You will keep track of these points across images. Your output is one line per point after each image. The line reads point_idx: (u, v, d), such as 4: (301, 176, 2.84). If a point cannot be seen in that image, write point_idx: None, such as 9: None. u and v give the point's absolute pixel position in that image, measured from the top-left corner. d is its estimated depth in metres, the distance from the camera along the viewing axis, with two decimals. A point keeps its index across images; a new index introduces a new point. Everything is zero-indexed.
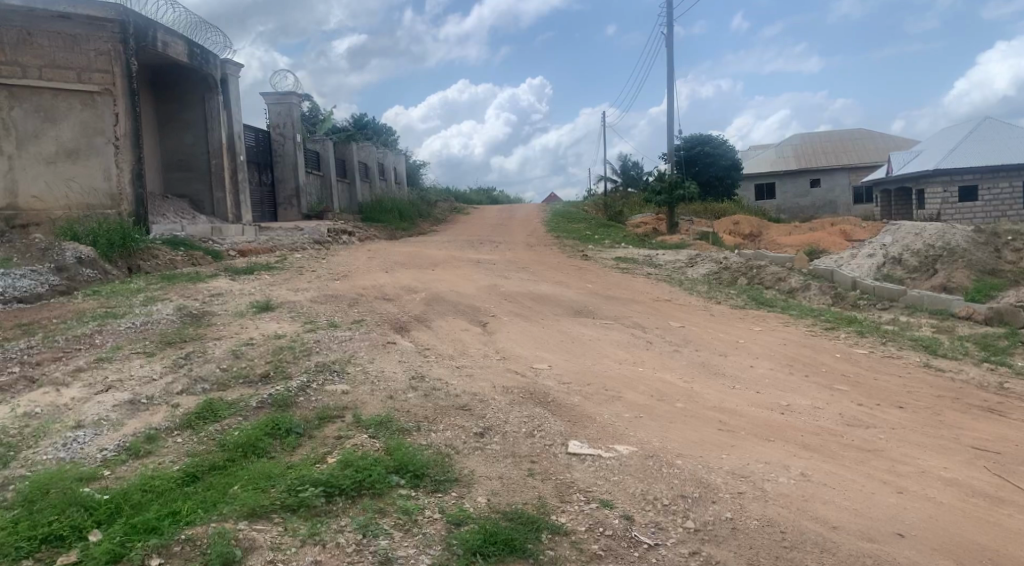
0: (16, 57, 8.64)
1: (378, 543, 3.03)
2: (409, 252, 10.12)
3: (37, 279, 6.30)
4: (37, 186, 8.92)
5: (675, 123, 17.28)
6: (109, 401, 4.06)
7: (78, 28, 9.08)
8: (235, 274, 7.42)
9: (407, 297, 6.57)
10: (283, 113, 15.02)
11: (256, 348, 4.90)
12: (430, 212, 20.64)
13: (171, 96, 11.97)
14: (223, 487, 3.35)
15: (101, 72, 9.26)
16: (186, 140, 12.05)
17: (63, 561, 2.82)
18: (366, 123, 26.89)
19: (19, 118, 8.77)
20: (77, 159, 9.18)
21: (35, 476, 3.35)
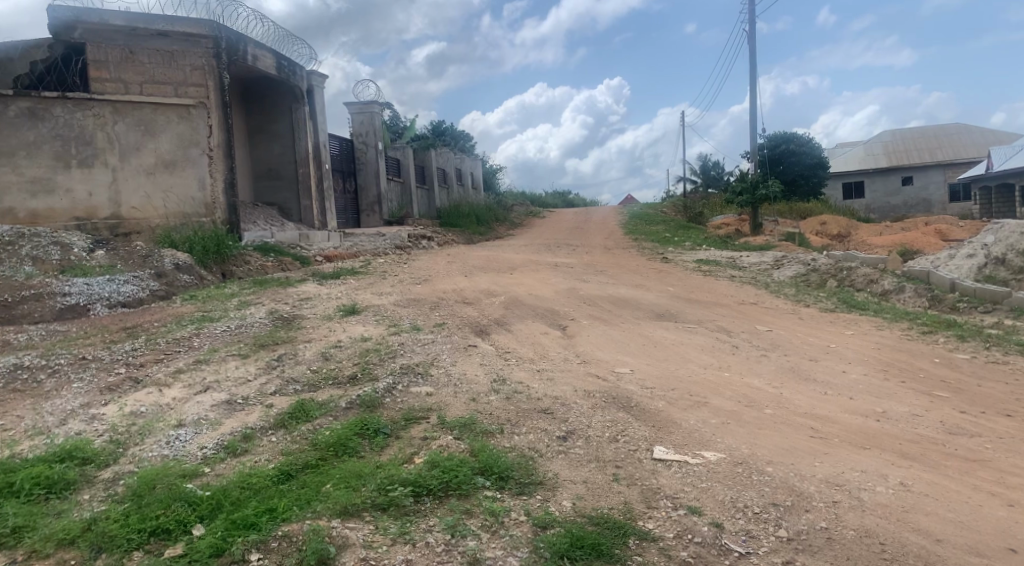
0: (119, 75, 9.12)
1: (466, 544, 3.12)
2: (487, 256, 10.19)
3: (139, 284, 6.54)
4: (137, 197, 9.33)
5: (758, 122, 16.92)
6: (207, 402, 4.22)
7: (175, 45, 9.56)
8: (323, 279, 7.64)
9: (487, 301, 6.62)
10: (366, 122, 15.42)
11: (343, 350, 5.01)
12: (505, 216, 20.74)
13: (259, 107, 12.44)
14: (317, 485, 3.51)
15: (196, 86, 9.69)
16: (275, 150, 12.50)
17: (170, 554, 3.05)
18: (445, 129, 27.32)
19: (121, 131, 9.19)
20: (174, 169, 9.58)
21: (142, 472, 3.56)
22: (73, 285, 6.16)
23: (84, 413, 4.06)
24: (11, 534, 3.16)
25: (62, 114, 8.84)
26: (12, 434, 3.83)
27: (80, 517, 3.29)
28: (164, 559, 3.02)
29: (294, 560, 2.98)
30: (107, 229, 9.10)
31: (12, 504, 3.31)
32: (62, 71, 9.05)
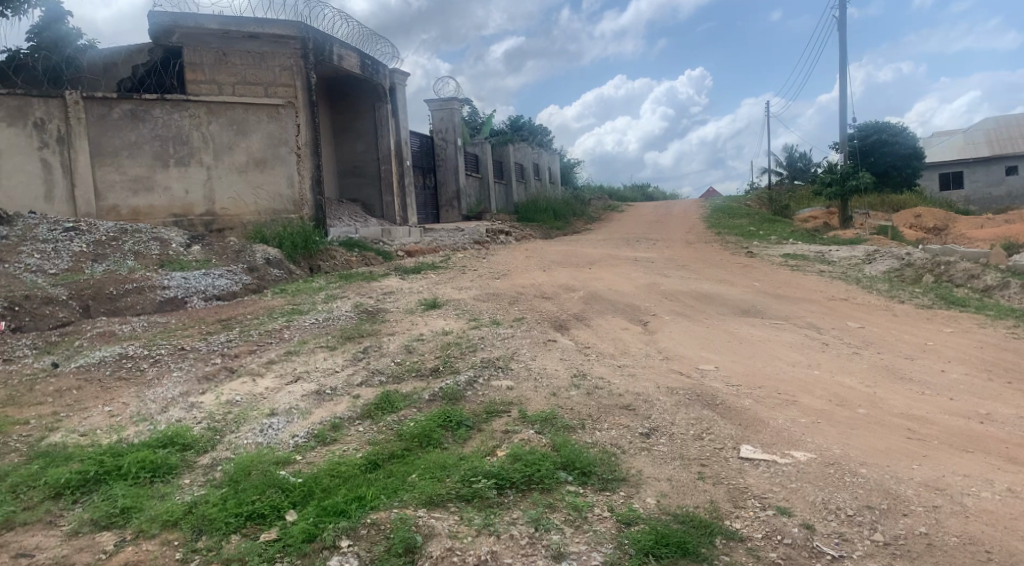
0: (213, 77, 9.51)
1: (551, 537, 3.13)
2: (565, 251, 10.18)
3: (233, 278, 6.84)
4: (229, 194, 9.63)
5: (848, 111, 16.35)
6: (298, 392, 4.36)
7: (265, 47, 9.95)
8: (404, 273, 7.79)
9: (566, 296, 6.60)
10: (446, 119, 15.61)
11: (425, 343, 5.09)
12: (583, 211, 20.69)
13: (343, 106, 12.79)
14: (402, 475, 3.58)
15: (285, 86, 10.07)
16: (358, 148, 12.83)
17: (266, 538, 3.17)
18: (524, 124, 27.48)
19: (215, 131, 9.48)
20: (265, 167, 9.89)
21: (238, 459, 3.71)
22: (172, 279, 6.43)
23: (183, 401, 4.26)
24: (120, 514, 3.35)
25: (161, 114, 9.11)
26: (119, 420, 4.05)
27: (182, 501, 3.45)
28: (260, 543, 3.14)
29: (383, 548, 3.04)
30: (202, 225, 9.41)
31: (120, 486, 3.51)
32: (161, 73, 9.62)
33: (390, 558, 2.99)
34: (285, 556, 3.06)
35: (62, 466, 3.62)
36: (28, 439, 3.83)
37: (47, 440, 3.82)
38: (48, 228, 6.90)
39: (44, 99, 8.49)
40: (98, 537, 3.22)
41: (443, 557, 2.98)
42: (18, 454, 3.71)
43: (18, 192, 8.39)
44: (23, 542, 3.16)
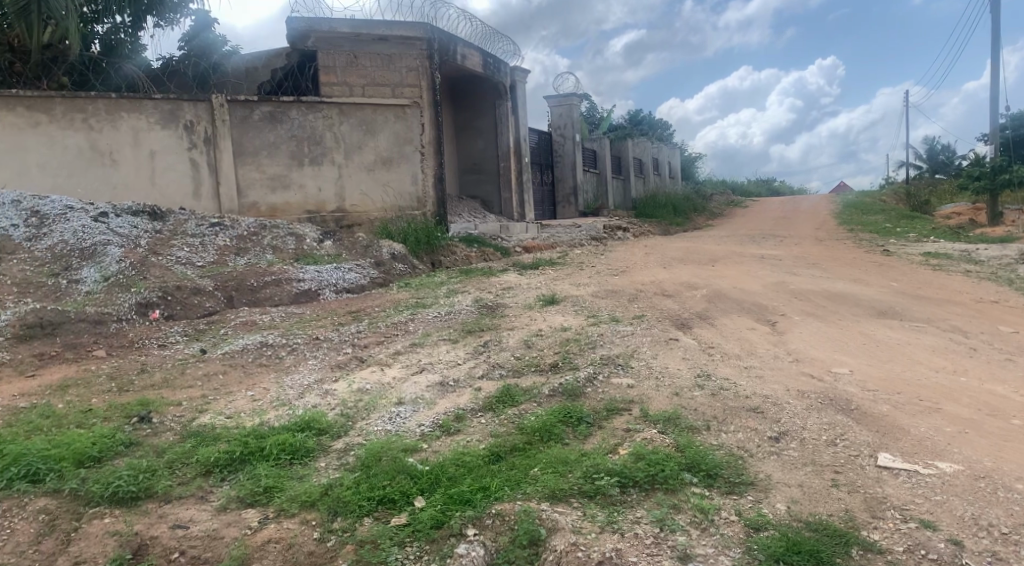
0: (345, 79, 9.89)
1: (676, 538, 3.10)
2: (686, 248, 9.99)
3: (361, 272, 7.20)
4: (358, 191, 10.04)
5: (1000, 100, 15.21)
6: (422, 382, 4.49)
7: (393, 48, 10.26)
8: (523, 269, 7.90)
9: (688, 294, 6.47)
10: (564, 114, 16.05)
11: (544, 339, 5.14)
12: (704, 206, 20.24)
13: (466, 104, 13.14)
14: (525, 468, 3.64)
15: (411, 86, 10.35)
16: (478, 145, 13.17)
17: (397, 523, 3.31)
18: (644, 119, 27.47)
19: (346, 130, 9.90)
20: (391, 166, 10.25)
21: (369, 445, 3.88)
22: (307, 271, 6.80)
23: (318, 388, 4.48)
24: (263, 493, 3.57)
25: (297, 116, 9.55)
26: (261, 404, 4.31)
27: (319, 482, 3.64)
28: (391, 527, 3.30)
29: (509, 541, 3.15)
30: (333, 221, 9.82)
31: (263, 466, 3.73)
32: (297, 76, 10.06)
33: (515, 549, 3.12)
34: (414, 542, 3.21)
35: (211, 445, 3.89)
36: (181, 419, 4.14)
37: (197, 421, 4.11)
38: (196, 222, 7.29)
39: (193, 103, 8.98)
40: (243, 513, 3.45)
41: (567, 552, 3.03)
42: (173, 433, 4.01)
43: (171, 190, 8.96)
44: (178, 514, 3.43)
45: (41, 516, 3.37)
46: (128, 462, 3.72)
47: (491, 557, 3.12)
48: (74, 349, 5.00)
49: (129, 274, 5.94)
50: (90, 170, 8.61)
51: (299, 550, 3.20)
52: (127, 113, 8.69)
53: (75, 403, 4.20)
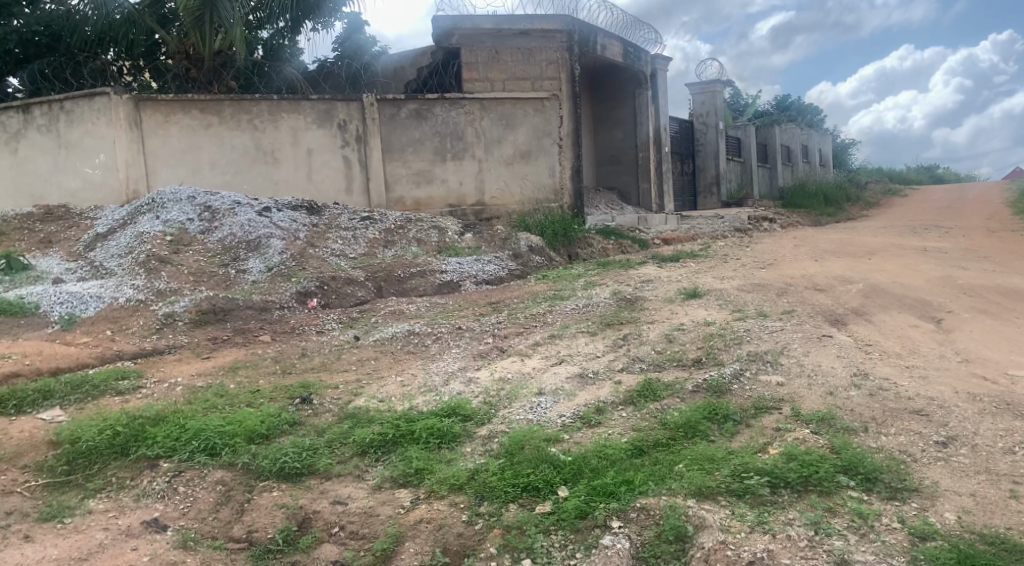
0: (486, 74, 10.23)
1: (833, 543, 2.97)
2: (839, 240, 9.47)
3: (500, 264, 7.36)
4: (498, 184, 10.26)
5: None
6: (563, 373, 4.55)
7: (534, 42, 10.52)
8: (662, 261, 7.81)
9: (842, 288, 6.12)
10: (707, 101, 16.38)
11: (686, 333, 5.05)
12: (857, 195, 19.04)
13: (607, 95, 13.24)
14: (669, 463, 3.59)
15: (550, 79, 10.61)
16: (617, 136, 13.21)
17: (542, 510, 3.38)
18: (791, 104, 26.45)
19: (487, 125, 10.12)
20: (529, 159, 10.42)
21: (512, 433, 3.97)
22: (449, 264, 7.07)
23: (462, 376, 4.63)
24: (415, 474, 3.73)
25: (441, 113, 9.86)
26: (410, 389, 4.51)
27: (465, 467, 3.76)
28: (536, 514, 3.36)
29: (655, 535, 3.14)
30: (473, 214, 10.09)
31: (414, 449, 3.90)
32: (442, 74, 10.36)
33: (661, 544, 3.10)
34: (559, 530, 3.26)
35: (365, 427, 4.11)
36: (338, 401, 4.39)
37: (352, 404, 4.36)
38: (349, 216, 7.77)
39: (346, 102, 9.39)
40: (396, 493, 3.63)
41: (715, 550, 2.98)
42: (331, 414, 4.27)
43: (326, 185, 9.37)
44: (338, 491, 3.66)
45: (218, 487, 3.69)
46: (292, 440, 3.99)
47: (636, 551, 3.10)
48: (243, 334, 5.44)
49: (290, 265, 6.44)
50: (254, 167, 9.10)
51: (449, 532, 3.32)
52: (287, 113, 9.14)
53: (245, 384, 4.57)
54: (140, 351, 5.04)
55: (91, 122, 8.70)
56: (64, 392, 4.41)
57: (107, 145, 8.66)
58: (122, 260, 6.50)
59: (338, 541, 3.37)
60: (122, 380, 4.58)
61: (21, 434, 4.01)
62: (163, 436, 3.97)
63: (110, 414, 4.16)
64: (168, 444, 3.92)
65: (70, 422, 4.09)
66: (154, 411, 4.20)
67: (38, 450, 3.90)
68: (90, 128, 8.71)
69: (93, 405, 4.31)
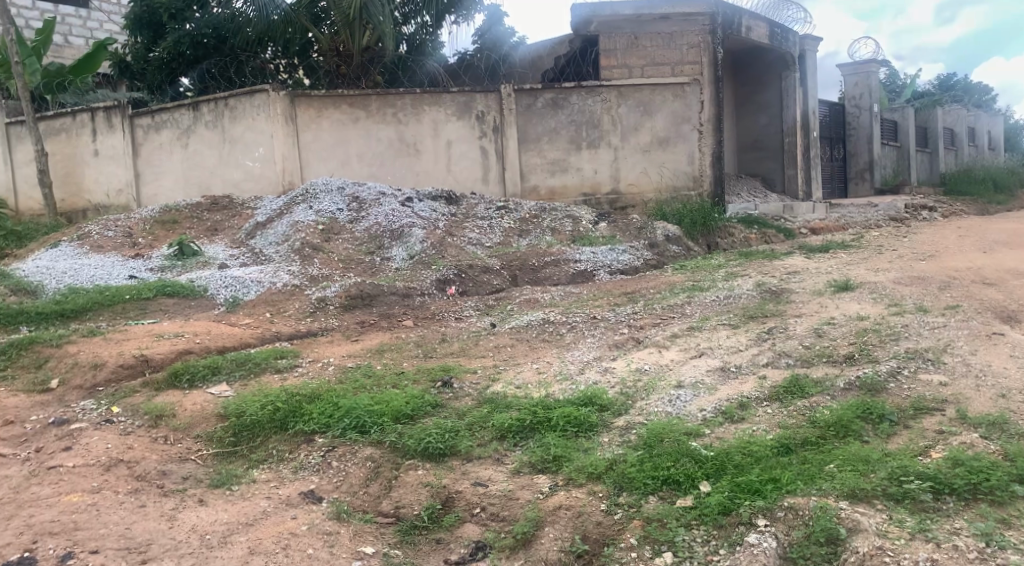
0: (624, 61, 10.07)
1: (1007, 557, 2.75)
2: (1009, 230, 8.65)
3: (636, 254, 7.27)
4: (636, 171, 10.16)
5: None
6: (703, 366, 4.48)
7: (675, 26, 10.17)
8: (811, 252, 7.48)
9: (1017, 284, 5.60)
10: (861, 82, 15.79)
11: (837, 328, 4.81)
12: None
13: (751, 78, 12.90)
14: (819, 463, 3.43)
15: (691, 64, 10.21)
16: (761, 120, 12.81)
17: (683, 505, 3.33)
18: (955, 83, 24.63)
19: (624, 113, 10.03)
20: (667, 146, 10.19)
21: (651, 425, 3.92)
22: (583, 254, 7.10)
23: (597, 365, 4.65)
24: (553, 461, 3.76)
25: (577, 101, 9.91)
26: (546, 376, 4.56)
27: (604, 456, 3.75)
28: (678, 508, 3.31)
29: (804, 536, 3.00)
30: (608, 203, 10.09)
31: (551, 436, 3.94)
32: (579, 62, 10.47)
33: (811, 545, 2.96)
34: (701, 525, 3.20)
35: (504, 412, 4.19)
36: (477, 385, 4.51)
37: (491, 388, 4.46)
38: (485, 206, 8.09)
39: (485, 94, 9.68)
40: (535, 478, 3.68)
41: (871, 555, 2.82)
42: (471, 398, 4.39)
43: (464, 175, 9.74)
44: (479, 473, 3.75)
45: (368, 463, 3.87)
46: (435, 421, 4.12)
47: (784, 552, 2.99)
48: (388, 318, 5.70)
49: (430, 253, 6.76)
50: (398, 159, 9.62)
51: (588, 520, 3.32)
52: (429, 106, 9.56)
53: (391, 365, 4.79)
54: (295, 333, 5.39)
55: (251, 117, 9.34)
56: (230, 368, 4.78)
57: (266, 140, 9.30)
58: (279, 247, 7.07)
59: (479, 521, 3.46)
60: (281, 358, 4.94)
61: (194, 406, 4.38)
62: (318, 413, 4.22)
63: (271, 391, 4.46)
64: (323, 419, 4.16)
65: (236, 397, 4.43)
66: (309, 389, 4.48)
67: (208, 422, 4.24)
68: (250, 123, 9.36)
69: (256, 380, 4.67)
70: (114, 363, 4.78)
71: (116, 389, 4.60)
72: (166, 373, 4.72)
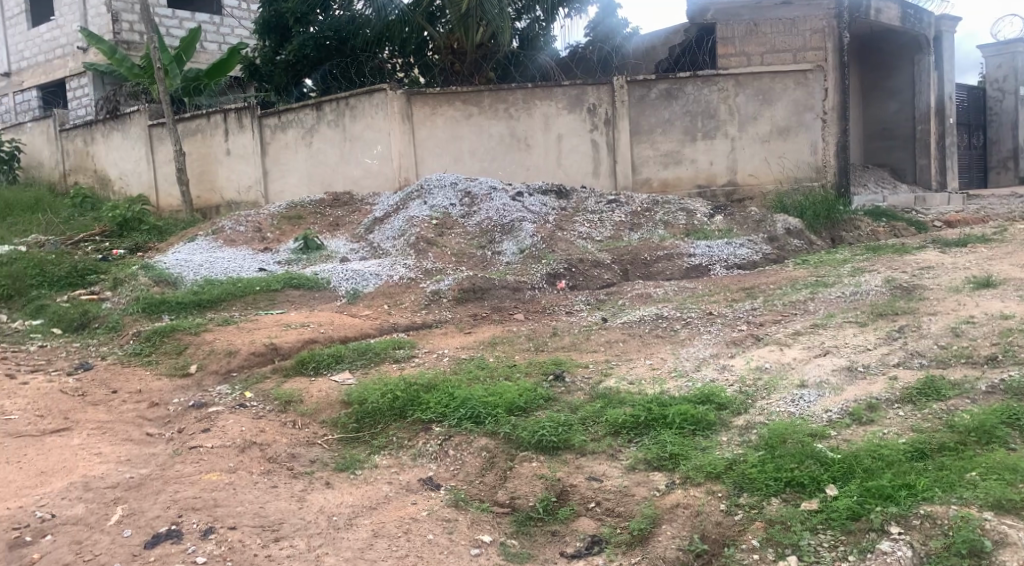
0: (743, 48, 9.81)
1: None
2: None
3: (754, 248, 7.06)
4: (754, 161, 9.89)
5: None
6: (828, 365, 4.31)
7: (797, 12, 9.85)
8: (946, 247, 7.05)
9: None
10: (1005, 66, 14.93)
11: (978, 328, 4.50)
12: None
13: (878, 63, 12.30)
14: (959, 470, 3.20)
15: (814, 50, 9.84)
16: (890, 107, 12.22)
17: (808, 507, 3.19)
18: None
19: (742, 102, 9.77)
20: (788, 136, 9.86)
21: (773, 425, 3.79)
22: (698, 248, 6.96)
23: (715, 362, 4.57)
24: (670, 459, 3.70)
25: (692, 91, 9.75)
26: (660, 373, 4.52)
27: (723, 456, 3.66)
28: (803, 511, 3.18)
29: (942, 546, 2.80)
30: (725, 195, 9.88)
31: (668, 433, 3.88)
32: (695, 51, 10.29)
33: (950, 557, 2.76)
34: (828, 530, 3.05)
35: (618, 408, 4.16)
36: (590, 380, 4.52)
37: (604, 384, 4.45)
38: (595, 200, 8.06)
39: (597, 86, 9.64)
40: (651, 475, 3.63)
41: None
42: (584, 392, 4.39)
43: (575, 169, 9.73)
44: (593, 468, 3.74)
45: (483, 453, 3.94)
46: (548, 415, 4.15)
47: (921, 562, 2.80)
48: (500, 312, 5.80)
49: (540, 247, 6.81)
50: (509, 154, 9.70)
51: (707, 519, 3.25)
52: (540, 100, 9.60)
53: (502, 357, 4.88)
54: (411, 324, 5.57)
55: (370, 116, 9.70)
56: (352, 357, 4.99)
57: (383, 137, 9.63)
58: (396, 241, 7.30)
59: (595, 516, 3.46)
60: (398, 349, 5.10)
61: (319, 393, 4.59)
62: (435, 402, 4.34)
63: (390, 380, 4.62)
64: (440, 409, 4.27)
65: (357, 385, 4.61)
66: (426, 379, 4.60)
67: (333, 409, 4.44)
68: (369, 122, 9.70)
69: (376, 369, 4.85)
70: (246, 350, 5.08)
71: (248, 375, 4.90)
72: (292, 361, 4.99)
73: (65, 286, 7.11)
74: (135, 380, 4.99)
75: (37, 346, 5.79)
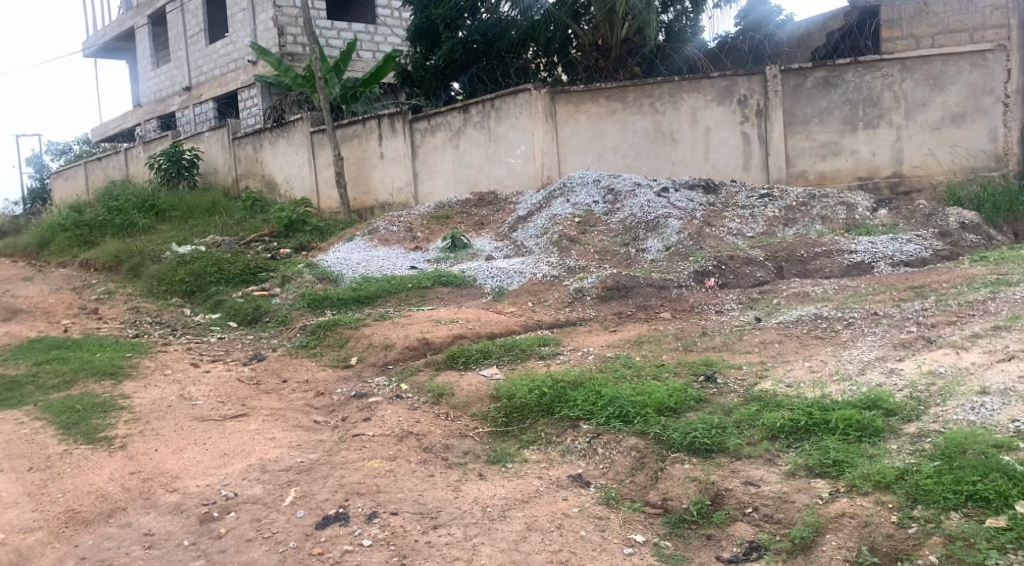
0: (911, 32, 9.30)
1: None
2: None
3: (923, 244, 6.61)
4: (921, 152, 9.26)
5: None
6: (1014, 371, 3.94)
7: None
8: None
9: None
10: None
11: None
12: None
13: None
14: None
15: (995, 28, 9.05)
16: None
17: (994, 524, 2.90)
18: None
19: (909, 88, 9.18)
20: (962, 122, 9.16)
21: (949, 434, 3.51)
22: (859, 243, 6.61)
23: (881, 366, 4.34)
24: (833, 466, 3.52)
25: (853, 78, 9.24)
26: (820, 375, 4.34)
27: (893, 465, 3.42)
28: (988, 528, 2.89)
29: None
30: (888, 187, 9.28)
31: (831, 440, 3.70)
32: (857, 36, 10.05)
33: None
34: (1020, 550, 2.76)
35: (774, 411, 4.02)
36: (742, 382, 4.40)
37: (758, 386, 4.32)
38: (746, 194, 7.79)
39: (748, 77, 9.33)
40: (813, 483, 3.46)
41: None
42: (736, 394, 4.29)
43: (724, 163, 9.47)
44: (749, 472, 3.62)
45: (633, 453, 3.91)
46: (700, 416, 4.07)
47: None
48: (645, 310, 5.77)
49: (688, 245, 6.70)
50: (655, 149, 9.59)
51: (877, 531, 3.05)
52: (687, 93, 9.42)
53: (650, 357, 4.87)
54: (556, 322, 5.64)
55: (514, 117, 9.86)
56: (500, 352, 5.12)
57: (526, 137, 9.78)
58: (539, 239, 7.42)
59: (752, 522, 3.35)
60: (544, 345, 5.16)
61: (470, 386, 4.74)
62: (582, 400, 4.37)
63: (536, 376, 4.71)
64: (587, 407, 4.29)
65: (505, 380, 4.73)
66: (572, 376, 4.64)
67: (482, 402, 4.57)
68: (513, 122, 9.88)
69: (522, 365, 4.95)
70: (402, 344, 5.35)
71: (404, 367, 5.15)
72: (443, 355, 5.19)
73: (240, 283, 7.64)
74: (302, 370, 5.39)
75: (217, 337, 6.40)
